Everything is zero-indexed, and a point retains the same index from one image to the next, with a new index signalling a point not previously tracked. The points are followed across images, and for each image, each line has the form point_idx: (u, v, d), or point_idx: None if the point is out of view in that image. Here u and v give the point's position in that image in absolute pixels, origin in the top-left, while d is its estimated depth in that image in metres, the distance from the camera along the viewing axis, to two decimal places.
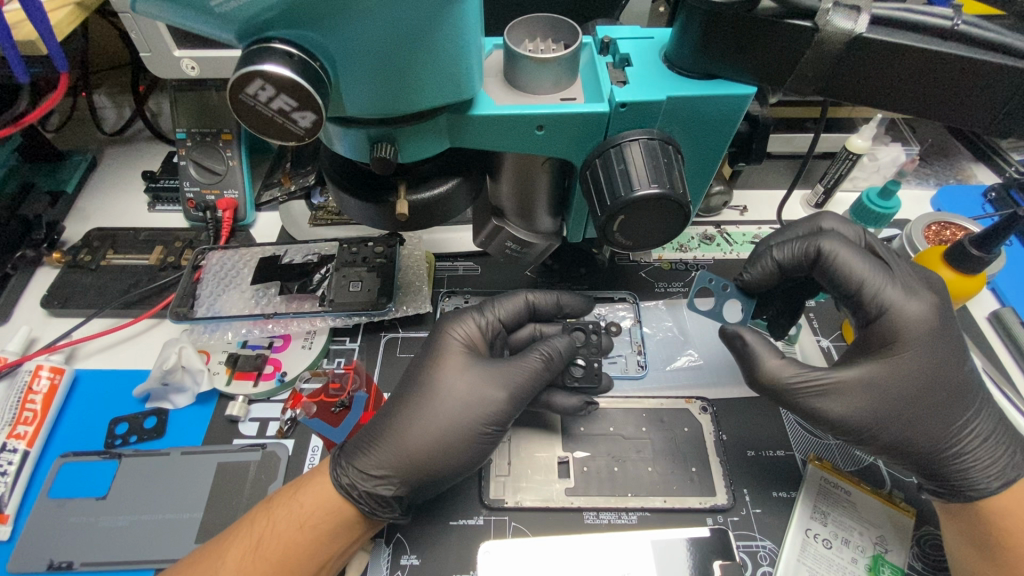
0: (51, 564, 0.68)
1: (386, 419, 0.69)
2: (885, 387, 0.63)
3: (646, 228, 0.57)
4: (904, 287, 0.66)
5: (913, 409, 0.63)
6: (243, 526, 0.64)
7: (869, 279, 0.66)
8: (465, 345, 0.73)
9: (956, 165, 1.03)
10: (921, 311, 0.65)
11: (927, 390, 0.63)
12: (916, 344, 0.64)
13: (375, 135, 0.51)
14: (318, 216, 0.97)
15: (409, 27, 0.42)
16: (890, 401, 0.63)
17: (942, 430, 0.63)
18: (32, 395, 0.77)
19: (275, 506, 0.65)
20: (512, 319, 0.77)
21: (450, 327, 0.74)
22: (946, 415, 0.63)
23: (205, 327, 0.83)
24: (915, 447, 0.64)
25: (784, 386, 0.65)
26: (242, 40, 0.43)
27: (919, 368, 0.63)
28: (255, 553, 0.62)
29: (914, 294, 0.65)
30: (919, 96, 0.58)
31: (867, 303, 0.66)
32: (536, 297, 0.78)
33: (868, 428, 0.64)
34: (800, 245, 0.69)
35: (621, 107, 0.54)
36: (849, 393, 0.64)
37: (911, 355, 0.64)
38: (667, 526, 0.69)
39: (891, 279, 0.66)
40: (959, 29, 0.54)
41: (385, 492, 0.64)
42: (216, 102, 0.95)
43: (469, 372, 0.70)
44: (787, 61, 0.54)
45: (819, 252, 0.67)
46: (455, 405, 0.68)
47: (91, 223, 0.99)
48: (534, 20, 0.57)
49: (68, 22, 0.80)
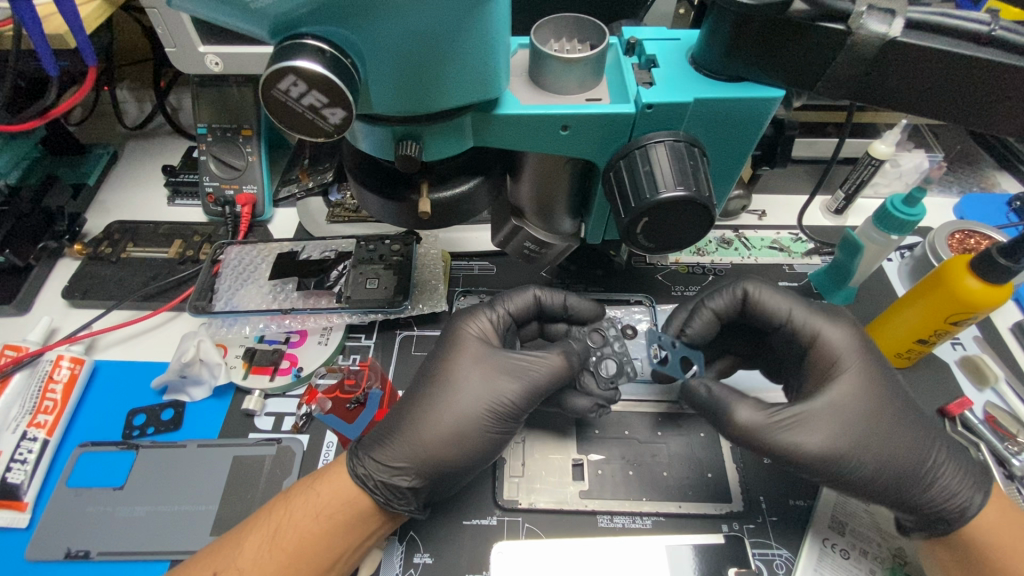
0: (69, 552, 0.69)
1: (401, 413, 0.68)
2: (848, 413, 0.62)
3: (670, 230, 0.56)
4: (825, 313, 0.69)
5: (883, 429, 0.62)
6: (263, 515, 0.64)
7: (789, 310, 0.69)
8: (479, 339, 0.71)
9: (979, 172, 1.02)
10: (845, 334, 0.67)
11: (884, 405, 0.63)
12: (864, 357, 0.65)
13: (400, 133, 0.51)
14: (336, 213, 0.97)
15: (441, 25, 0.42)
16: (859, 422, 0.62)
17: (910, 440, 0.62)
18: (53, 384, 0.78)
19: (294, 496, 0.65)
20: (522, 314, 0.75)
21: (463, 326, 0.73)
22: (908, 427, 0.63)
23: (223, 321, 0.84)
24: (893, 472, 0.61)
25: (759, 429, 0.61)
26: (276, 37, 0.43)
27: (867, 379, 0.64)
28: (272, 541, 0.62)
29: (835, 318, 0.68)
30: (951, 102, 0.57)
31: (797, 330, 0.68)
32: (544, 294, 0.76)
33: (849, 458, 0.61)
34: (727, 291, 0.71)
35: (647, 108, 0.54)
36: (816, 424, 0.61)
37: (856, 368, 0.65)
38: (682, 531, 0.68)
39: (812, 307, 0.69)
40: (995, 35, 0.53)
41: (403, 483, 0.64)
42: (237, 98, 0.96)
43: (483, 364, 0.69)
44: (817, 65, 0.54)
45: (746, 295, 0.70)
46: (468, 401, 0.67)
47: (111, 216, 1.00)
48: (560, 19, 0.57)
49: (96, 17, 0.81)
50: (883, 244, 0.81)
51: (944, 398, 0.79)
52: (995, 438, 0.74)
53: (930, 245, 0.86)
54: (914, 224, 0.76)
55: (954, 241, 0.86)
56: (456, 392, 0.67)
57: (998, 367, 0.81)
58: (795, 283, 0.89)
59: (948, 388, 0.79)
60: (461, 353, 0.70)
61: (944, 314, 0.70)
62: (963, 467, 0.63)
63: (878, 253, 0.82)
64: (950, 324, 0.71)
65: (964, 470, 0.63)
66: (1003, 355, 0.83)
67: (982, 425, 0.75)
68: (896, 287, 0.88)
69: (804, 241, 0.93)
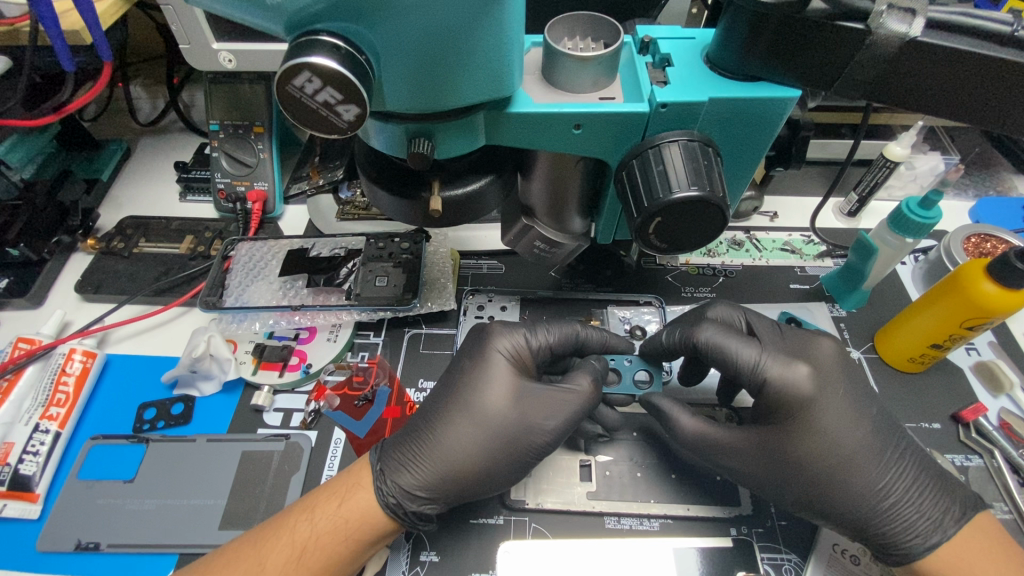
0: (79, 544, 0.69)
1: (424, 424, 0.68)
2: (786, 450, 0.63)
3: (683, 230, 0.56)
4: (782, 356, 0.65)
5: (832, 465, 0.62)
6: (283, 533, 0.62)
7: (756, 360, 0.65)
8: (513, 363, 0.70)
9: (996, 175, 1.00)
10: (798, 380, 0.64)
11: (836, 445, 0.62)
12: (824, 400, 0.64)
13: (413, 131, 0.51)
14: (346, 211, 0.97)
15: (454, 23, 0.42)
16: (802, 459, 0.62)
17: (860, 483, 0.62)
18: (65, 376, 0.78)
19: (318, 515, 0.63)
20: (562, 346, 0.73)
21: (497, 341, 0.70)
22: (865, 471, 0.62)
23: (233, 317, 0.85)
24: (834, 505, 0.62)
25: (694, 441, 0.66)
26: (292, 32, 0.43)
27: (828, 418, 0.63)
28: (300, 560, 0.61)
29: (792, 360, 0.65)
30: (970, 103, 0.57)
31: (764, 372, 0.64)
32: (586, 329, 0.74)
33: (780, 482, 0.63)
34: (680, 335, 0.69)
35: (661, 107, 0.53)
36: (747, 451, 0.65)
37: (828, 405, 0.63)
38: (689, 534, 0.68)
39: (767, 350, 0.66)
40: (1019, 35, 0.52)
41: (429, 510, 0.65)
42: (249, 95, 0.96)
43: (532, 398, 0.68)
44: (835, 66, 0.53)
45: (696, 345, 0.67)
46: (496, 426, 0.66)
47: (124, 211, 1.00)
48: (574, 18, 0.57)
49: (112, 14, 0.82)
50: (897, 247, 0.80)
51: (958, 404, 0.77)
52: (1009, 444, 0.73)
53: (944, 248, 0.85)
54: (930, 227, 0.75)
55: (970, 245, 0.86)
56: (487, 415, 0.66)
57: (1009, 368, 0.80)
58: (807, 286, 0.88)
59: (962, 394, 0.78)
60: (502, 378, 0.68)
61: (960, 319, 0.69)
62: (915, 521, 0.61)
63: (891, 257, 0.81)
64: (966, 329, 0.70)
65: (915, 523, 0.60)
66: (1019, 359, 0.82)
67: (996, 431, 0.74)
68: (910, 290, 0.88)
69: (816, 244, 0.92)
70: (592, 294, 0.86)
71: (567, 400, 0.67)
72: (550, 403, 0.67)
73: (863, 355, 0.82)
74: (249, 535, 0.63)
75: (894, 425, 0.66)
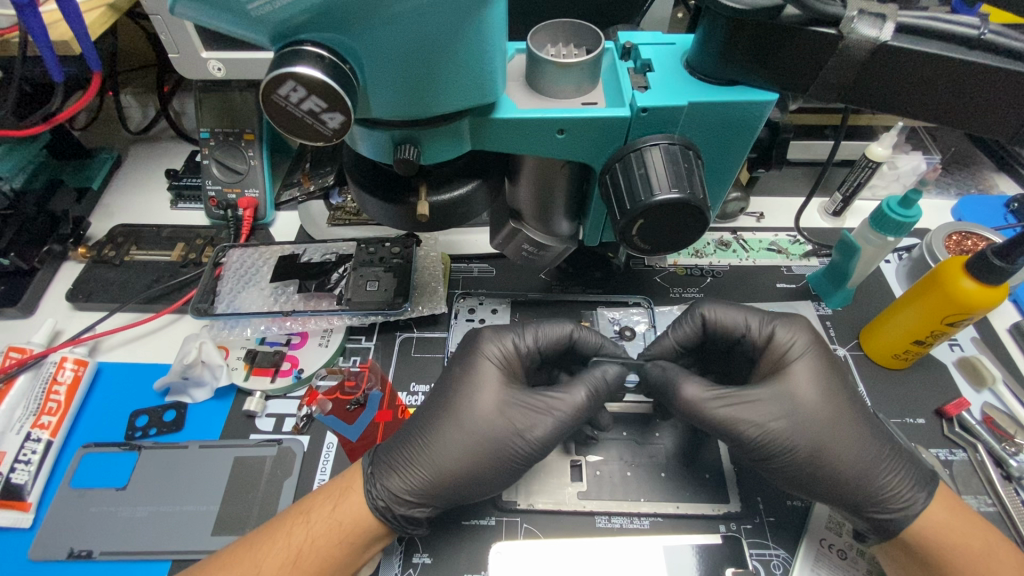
0: (72, 552, 0.69)
1: (421, 426, 0.68)
2: (792, 400, 0.65)
3: (666, 230, 0.57)
4: (779, 318, 0.71)
5: (831, 416, 0.64)
6: (280, 535, 0.63)
7: (748, 324, 0.71)
8: (498, 364, 0.71)
9: (977, 173, 1.02)
10: (795, 334, 0.69)
11: (805, 416, 0.64)
12: (817, 358, 0.68)
13: (400, 137, 0.52)
14: (337, 216, 0.98)
15: (435, 31, 0.43)
16: (805, 411, 0.64)
17: (830, 452, 0.63)
18: (56, 385, 0.79)
19: (313, 518, 0.64)
20: (551, 348, 0.73)
21: (485, 346, 0.71)
22: (861, 429, 0.65)
23: (225, 322, 0.85)
24: (835, 459, 0.63)
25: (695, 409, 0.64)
26: (276, 42, 0.44)
27: (824, 373, 0.67)
28: (295, 564, 0.62)
29: (794, 318, 0.71)
30: (943, 105, 0.58)
31: (774, 336, 0.70)
32: (580, 331, 0.73)
33: (787, 436, 0.63)
34: (686, 320, 0.73)
35: (642, 112, 0.54)
36: (760, 402, 0.65)
37: (820, 360, 0.68)
38: (678, 532, 0.69)
39: (766, 314, 0.72)
40: (985, 38, 0.53)
41: (420, 514, 0.65)
42: (239, 102, 0.96)
43: (510, 403, 0.68)
44: (810, 70, 0.55)
45: (706, 324, 0.72)
46: (477, 431, 0.66)
47: (115, 219, 1.01)
48: (556, 24, 0.58)
49: (101, 23, 0.82)
50: (879, 246, 0.80)
51: (942, 399, 0.79)
52: (991, 438, 0.74)
53: (926, 246, 0.87)
54: (910, 225, 0.76)
55: (952, 241, 0.87)
56: (472, 418, 0.67)
57: (991, 364, 0.82)
58: (793, 285, 0.90)
59: (945, 389, 0.79)
60: (483, 379, 0.69)
61: (941, 316, 0.71)
62: (905, 475, 0.64)
63: (874, 255, 0.82)
64: (948, 324, 0.71)
65: (906, 480, 0.63)
66: (1002, 355, 0.83)
67: (979, 425, 0.75)
68: (894, 289, 0.89)
69: (802, 243, 0.93)
70: (581, 295, 0.87)
71: (553, 406, 0.67)
72: (531, 411, 0.67)
73: (848, 353, 0.83)
74: (245, 539, 0.63)
75: (870, 417, 0.66)
